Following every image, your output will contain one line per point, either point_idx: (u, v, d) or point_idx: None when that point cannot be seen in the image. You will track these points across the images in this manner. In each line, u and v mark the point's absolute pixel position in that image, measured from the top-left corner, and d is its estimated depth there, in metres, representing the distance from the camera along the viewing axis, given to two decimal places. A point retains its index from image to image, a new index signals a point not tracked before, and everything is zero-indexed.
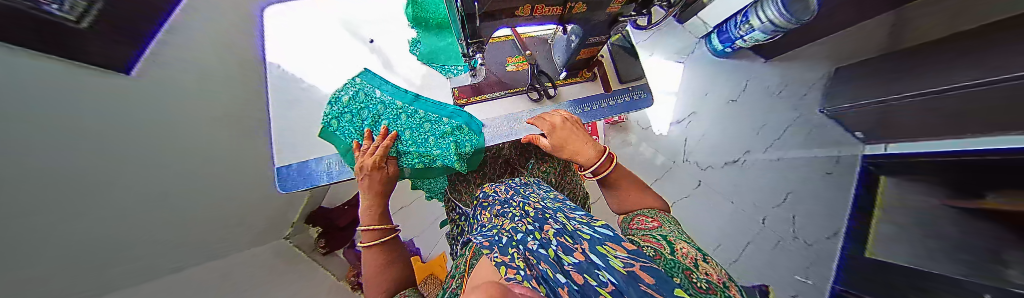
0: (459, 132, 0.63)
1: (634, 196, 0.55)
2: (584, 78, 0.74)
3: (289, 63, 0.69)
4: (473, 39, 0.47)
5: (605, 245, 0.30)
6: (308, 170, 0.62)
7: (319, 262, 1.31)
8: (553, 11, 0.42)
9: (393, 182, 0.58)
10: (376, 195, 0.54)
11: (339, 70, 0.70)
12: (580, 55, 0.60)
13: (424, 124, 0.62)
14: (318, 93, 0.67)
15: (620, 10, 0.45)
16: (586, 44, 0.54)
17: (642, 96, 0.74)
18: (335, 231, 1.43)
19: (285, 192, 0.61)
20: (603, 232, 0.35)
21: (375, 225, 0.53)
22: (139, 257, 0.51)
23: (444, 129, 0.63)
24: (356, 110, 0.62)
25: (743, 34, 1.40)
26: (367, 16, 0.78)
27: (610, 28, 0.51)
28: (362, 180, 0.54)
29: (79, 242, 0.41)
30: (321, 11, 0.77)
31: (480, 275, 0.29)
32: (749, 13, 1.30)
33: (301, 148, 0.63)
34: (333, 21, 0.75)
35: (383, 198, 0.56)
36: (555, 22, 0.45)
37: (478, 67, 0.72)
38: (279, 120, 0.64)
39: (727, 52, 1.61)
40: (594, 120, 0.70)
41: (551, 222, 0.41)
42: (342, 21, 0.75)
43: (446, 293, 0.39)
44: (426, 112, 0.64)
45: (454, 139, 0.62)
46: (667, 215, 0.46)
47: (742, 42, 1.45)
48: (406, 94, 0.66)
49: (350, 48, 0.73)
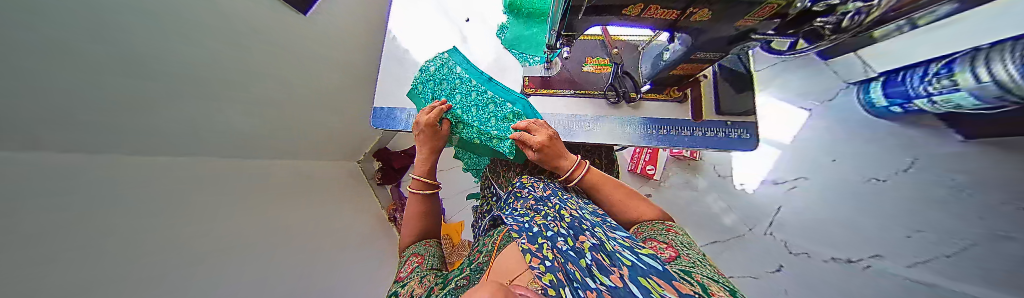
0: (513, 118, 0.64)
1: (623, 197, 0.56)
2: (671, 97, 0.65)
3: (401, 29, 0.83)
4: (565, 32, 0.47)
5: (649, 278, 0.27)
6: (394, 116, 0.75)
7: (373, 189, 1.64)
8: (668, 15, 0.37)
9: (441, 143, 0.63)
10: (429, 152, 0.61)
11: (434, 41, 0.82)
12: (676, 70, 0.53)
13: (488, 102, 0.66)
14: (414, 57, 0.79)
15: (755, 26, 0.36)
16: (688, 58, 0.47)
17: (740, 135, 0.60)
18: (389, 171, 1.69)
19: (376, 127, 0.75)
20: (648, 263, 0.31)
21: (424, 178, 0.59)
22: None
23: (505, 114, 0.65)
24: (438, 81, 0.71)
25: (932, 92, 0.97)
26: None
27: (729, 45, 0.43)
28: (419, 135, 0.62)
29: None
30: None
31: (514, 265, 0.34)
32: (956, 64, 0.90)
33: (395, 98, 0.77)
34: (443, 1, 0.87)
35: (434, 156, 0.62)
36: (661, 27, 0.41)
37: (554, 60, 0.73)
38: (384, 72, 0.79)
39: (893, 111, 1.15)
40: (667, 146, 0.61)
41: (587, 234, 0.39)
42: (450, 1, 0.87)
43: (473, 261, 0.43)
44: (494, 94, 0.67)
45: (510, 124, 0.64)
46: (679, 235, 0.43)
47: (928, 103, 1.01)
48: (481, 75, 0.71)
49: (448, 25, 0.84)
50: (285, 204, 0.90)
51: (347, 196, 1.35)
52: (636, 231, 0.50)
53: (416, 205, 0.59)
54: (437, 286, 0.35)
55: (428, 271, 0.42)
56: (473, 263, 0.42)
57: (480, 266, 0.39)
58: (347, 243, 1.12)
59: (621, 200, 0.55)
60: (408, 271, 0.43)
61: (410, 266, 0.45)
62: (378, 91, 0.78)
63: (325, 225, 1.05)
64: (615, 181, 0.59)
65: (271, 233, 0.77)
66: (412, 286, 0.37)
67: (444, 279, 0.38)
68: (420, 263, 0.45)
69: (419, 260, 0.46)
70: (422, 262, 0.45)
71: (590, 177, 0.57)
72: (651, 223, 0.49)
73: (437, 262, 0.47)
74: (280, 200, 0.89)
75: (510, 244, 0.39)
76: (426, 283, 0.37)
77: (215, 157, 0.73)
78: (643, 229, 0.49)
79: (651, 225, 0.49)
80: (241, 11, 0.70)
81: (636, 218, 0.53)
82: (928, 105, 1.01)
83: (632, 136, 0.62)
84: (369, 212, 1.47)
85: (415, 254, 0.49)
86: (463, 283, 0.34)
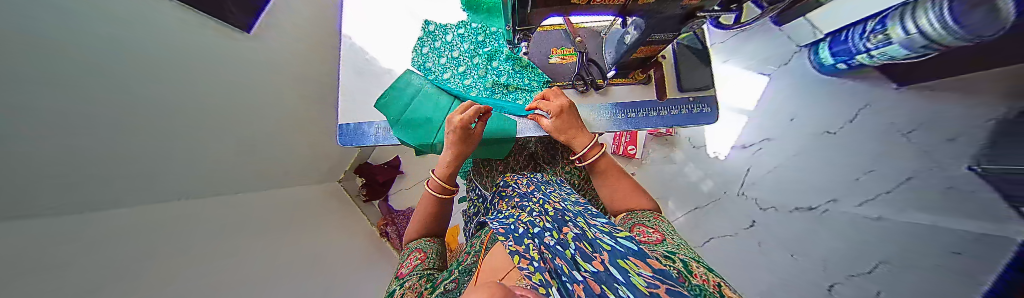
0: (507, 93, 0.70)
1: (622, 186, 0.58)
2: (636, 80, 0.66)
3: (357, 35, 0.77)
4: (522, 26, 0.45)
5: (627, 260, 0.26)
6: (362, 130, 0.71)
7: (359, 207, 1.59)
8: (617, 1, 0.37)
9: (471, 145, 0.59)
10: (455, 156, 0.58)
11: (397, 45, 0.77)
12: (637, 53, 0.54)
13: (474, 86, 0.69)
14: (379, 65, 0.75)
15: (700, 3, 0.38)
16: (646, 41, 0.48)
17: (704, 110, 0.62)
18: (374, 185, 1.62)
19: (342, 145, 0.70)
20: (626, 245, 0.30)
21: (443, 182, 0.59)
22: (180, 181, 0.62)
23: (511, 82, 0.69)
24: (440, 52, 0.72)
25: (871, 47, 1.07)
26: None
27: (680, 24, 0.44)
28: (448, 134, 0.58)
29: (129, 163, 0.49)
30: None
31: (500, 261, 0.34)
32: (888, 19, 0.99)
33: (361, 111, 0.73)
34: (397, 3, 0.81)
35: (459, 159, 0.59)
36: (615, 12, 0.41)
37: (519, 54, 0.70)
38: (346, 84, 0.74)
39: (839, 68, 1.29)
40: (638, 128, 0.63)
41: (570, 225, 0.39)
42: (407, 2, 0.81)
43: (461, 262, 0.44)
44: (499, 58, 0.71)
45: (513, 98, 0.70)
46: (665, 222, 0.46)
47: (867, 57, 1.12)
48: (483, 41, 0.72)
49: (408, 27, 0.79)
50: (280, 231, 0.88)
51: (330, 216, 1.29)
52: (625, 217, 0.52)
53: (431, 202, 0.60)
54: (427, 289, 0.36)
55: (426, 271, 0.43)
56: (461, 264, 0.43)
57: (469, 267, 0.40)
58: (345, 262, 1.11)
59: (617, 188, 0.58)
60: (409, 268, 0.45)
61: (411, 262, 0.47)
62: (342, 104, 0.73)
63: (321, 248, 1.03)
64: (617, 168, 0.61)
65: (273, 261, 0.76)
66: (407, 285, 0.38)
67: (434, 283, 0.39)
68: (421, 261, 0.47)
69: (420, 258, 0.49)
70: (423, 261, 0.47)
71: (602, 162, 0.60)
72: (640, 212, 0.51)
73: (437, 262, 0.49)
74: (276, 228, 0.87)
75: (495, 245, 0.39)
76: (417, 287, 0.37)
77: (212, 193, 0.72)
78: (631, 215, 0.51)
79: (639, 213, 0.50)
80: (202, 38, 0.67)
81: (629, 208, 0.54)
82: (869, 58, 1.13)
83: (606, 123, 0.63)
84: (358, 230, 1.42)
85: (417, 249, 0.52)
86: (451, 286, 0.34)
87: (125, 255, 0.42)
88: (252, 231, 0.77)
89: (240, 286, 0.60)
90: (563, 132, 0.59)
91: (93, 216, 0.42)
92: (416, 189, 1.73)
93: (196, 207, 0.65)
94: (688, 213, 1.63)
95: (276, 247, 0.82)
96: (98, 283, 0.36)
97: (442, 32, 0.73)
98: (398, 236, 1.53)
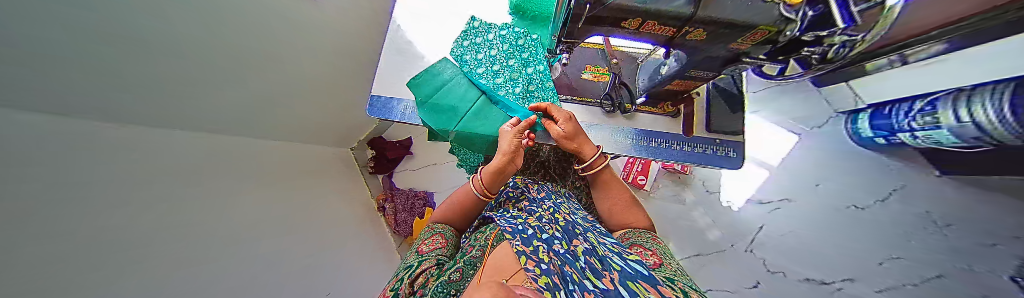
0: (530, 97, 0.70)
1: (624, 209, 0.57)
2: (664, 112, 0.66)
3: (405, 19, 0.82)
4: (566, 39, 0.47)
5: (638, 283, 0.30)
6: (390, 106, 0.75)
7: (364, 177, 1.63)
8: (664, 32, 0.38)
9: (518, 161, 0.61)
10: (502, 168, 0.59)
11: (440, 35, 0.81)
12: (670, 85, 0.54)
13: (504, 85, 0.71)
14: (418, 50, 0.79)
15: (747, 50, 0.38)
16: (683, 75, 0.48)
17: (727, 154, 0.61)
18: (382, 161, 1.67)
19: (370, 116, 0.74)
20: (636, 268, 0.34)
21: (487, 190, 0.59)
22: (215, 120, 0.66)
23: (532, 91, 0.70)
24: (479, 50, 0.74)
25: (916, 127, 1.01)
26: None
27: (722, 66, 0.44)
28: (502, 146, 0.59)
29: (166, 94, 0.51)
30: None
31: (507, 261, 0.35)
32: (940, 101, 0.94)
33: (393, 88, 0.76)
34: None
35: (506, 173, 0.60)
36: (659, 41, 0.42)
37: (556, 64, 0.73)
38: (384, 60, 0.78)
39: (877, 142, 1.22)
40: (655, 157, 0.62)
41: (580, 239, 0.41)
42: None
43: (466, 253, 0.46)
44: (528, 66, 0.72)
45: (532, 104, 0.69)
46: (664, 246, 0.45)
47: (910, 137, 1.06)
48: (520, 46, 0.74)
49: (454, 20, 0.84)
50: (278, 185, 0.90)
51: (335, 181, 1.33)
52: (623, 236, 0.52)
53: (468, 204, 0.60)
54: (433, 277, 0.38)
55: (441, 257, 0.45)
56: (466, 254, 0.45)
57: (473, 259, 0.42)
58: (339, 227, 1.13)
59: (618, 209, 0.57)
60: (429, 248, 0.48)
61: (432, 243, 0.50)
62: (376, 78, 0.77)
63: (319, 209, 1.06)
64: (621, 187, 0.60)
65: (273, 212, 0.79)
66: (420, 268, 0.41)
67: (440, 271, 0.41)
68: (443, 244, 0.50)
69: (441, 241, 0.51)
70: (443, 245, 0.50)
71: (603, 175, 0.60)
72: (638, 231, 0.52)
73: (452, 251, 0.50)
74: (279, 182, 0.90)
75: (503, 245, 0.41)
76: (427, 273, 0.40)
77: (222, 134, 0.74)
78: (630, 234, 0.51)
79: (637, 233, 0.51)
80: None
81: (626, 223, 0.55)
82: (912, 139, 1.07)
83: (622, 144, 0.63)
84: (358, 199, 1.46)
85: (438, 234, 0.53)
86: (456, 278, 0.37)
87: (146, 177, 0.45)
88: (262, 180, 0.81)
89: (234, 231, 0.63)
90: (574, 141, 0.59)
91: (127, 136, 0.45)
92: (421, 172, 1.77)
93: (223, 147, 0.69)
94: (691, 258, 1.46)
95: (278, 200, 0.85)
96: (110, 204, 0.38)
97: (485, 30, 0.76)
98: (394, 214, 1.56)
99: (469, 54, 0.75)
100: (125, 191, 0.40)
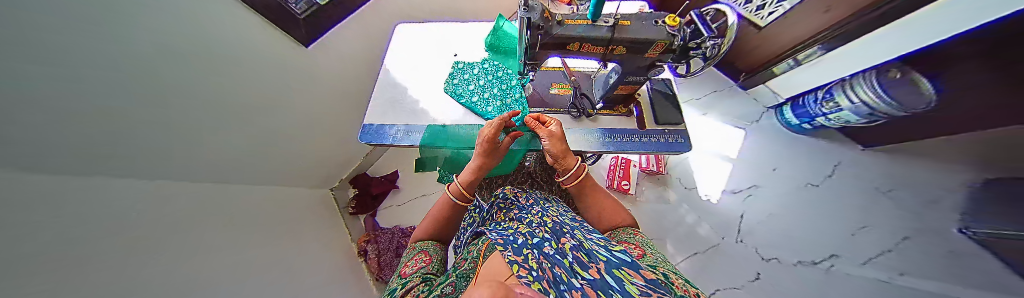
0: (514, 110, 0.80)
1: (609, 210, 0.63)
2: (619, 112, 0.78)
3: (397, 60, 0.95)
4: (530, 61, 0.58)
5: (621, 270, 0.33)
6: (382, 131, 0.80)
7: (344, 219, 1.53)
8: (598, 50, 0.51)
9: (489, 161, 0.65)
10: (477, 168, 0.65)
11: (428, 70, 0.93)
12: (618, 90, 0.66)
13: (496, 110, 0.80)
14: (409, 82, 0.90)
15: (658, 57, 0.52)
16: (624, 82, 0.60)
17: (677, 140, 0.72)
18: (366, 198, 1.60)
19: (362, 141, 0.77)
20: (620, 258, 0.37)
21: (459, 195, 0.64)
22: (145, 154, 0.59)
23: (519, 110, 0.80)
24: (467, 81, 0.87)
25: (826, 112, 1.23)
26: (460, 37, 1.01)
27: (646, 72, 0.58)
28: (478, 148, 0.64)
29: (88, 123, 0.46)
30: (428, 32, 1.04)
31: (498, 271, 0.37)
32: (833, 90, 1.17)
33: (385, 116, 0.83)
34: (435, 41, 1.01)
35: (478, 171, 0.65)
36: (598, 58, 0.54)
37: (529, 84, 0.86)
38: (378, 94, 0.88)
39: (805, 128, 1.46)
40: (622, 150, 0.71)
41: (567, 237, 0.44)
42: (444, 41, 1.00)
43: (459, 267, 0.47)
44: (511, 92, 0.85)
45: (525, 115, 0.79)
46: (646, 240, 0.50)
47: (826, 120, 1.28)
48: (501, 76, 0.88)
49: (440, 57, 0.97)
50: (255, 228, 0.86)
51: (314, 223, 1.25)
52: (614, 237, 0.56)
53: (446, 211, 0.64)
54: (424, 292, 0.39)
55: (427, 274, 0.46)
56: (460, 268, 0.46)
57: (466, 272, 0.43)
58: (319, 270, 1.05)
59: (606, 209, 0.63)
60: (412, 269, 0.48)
61: (415, 263, 0.50)
62: (370, 109, 0.85)
63: (294, 254, 0.98)
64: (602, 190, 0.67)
65: (235, 262, 0.70)
66: (405, 288, 0.41)
67: (431, 286, 0.42)
68: (425, 263, 0.50)
69: (424, 260, 0.51)
70: (426, 264, 0.50)
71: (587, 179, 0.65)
72: (623, 230, 0.57)
73: (439, 267, 0.52)
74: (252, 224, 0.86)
75: (494, 254, 0.42)
76: (415, 289, 0.40)
77: (181, 176, 0.69)
78: (616, 233, 0.57)
79: (622, 231, 0.56)
80: (225, 24, 0.74)
81: (617, 223, 0.60)
82: (826, 121, 1.30)
83: (593, 142, 0.72)
84: (337, 243, 1.35)
85: (422, 252, 0.55)
86: (449, 290, 0.39)
87: (78, 216, 0.40)
88: (223, 226, 0.73)
89: (218, 269, 0.62)
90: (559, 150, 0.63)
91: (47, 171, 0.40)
92: (408, 206, 1.68)
93: (160, 189, 0.61)
94: (690, 259, 1.47)
95: (249, 246, 0.80)
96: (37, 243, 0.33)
97: (469, 67, 0.90)
98: (378, 256, 1.42)
99: (459, 87, 0.86)
100: (52, 226, 0.35)
